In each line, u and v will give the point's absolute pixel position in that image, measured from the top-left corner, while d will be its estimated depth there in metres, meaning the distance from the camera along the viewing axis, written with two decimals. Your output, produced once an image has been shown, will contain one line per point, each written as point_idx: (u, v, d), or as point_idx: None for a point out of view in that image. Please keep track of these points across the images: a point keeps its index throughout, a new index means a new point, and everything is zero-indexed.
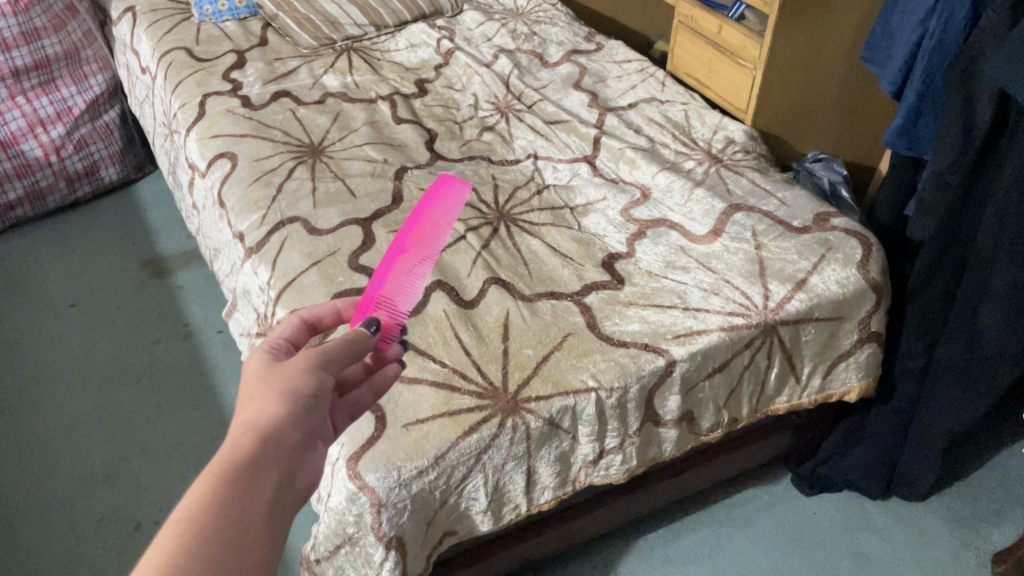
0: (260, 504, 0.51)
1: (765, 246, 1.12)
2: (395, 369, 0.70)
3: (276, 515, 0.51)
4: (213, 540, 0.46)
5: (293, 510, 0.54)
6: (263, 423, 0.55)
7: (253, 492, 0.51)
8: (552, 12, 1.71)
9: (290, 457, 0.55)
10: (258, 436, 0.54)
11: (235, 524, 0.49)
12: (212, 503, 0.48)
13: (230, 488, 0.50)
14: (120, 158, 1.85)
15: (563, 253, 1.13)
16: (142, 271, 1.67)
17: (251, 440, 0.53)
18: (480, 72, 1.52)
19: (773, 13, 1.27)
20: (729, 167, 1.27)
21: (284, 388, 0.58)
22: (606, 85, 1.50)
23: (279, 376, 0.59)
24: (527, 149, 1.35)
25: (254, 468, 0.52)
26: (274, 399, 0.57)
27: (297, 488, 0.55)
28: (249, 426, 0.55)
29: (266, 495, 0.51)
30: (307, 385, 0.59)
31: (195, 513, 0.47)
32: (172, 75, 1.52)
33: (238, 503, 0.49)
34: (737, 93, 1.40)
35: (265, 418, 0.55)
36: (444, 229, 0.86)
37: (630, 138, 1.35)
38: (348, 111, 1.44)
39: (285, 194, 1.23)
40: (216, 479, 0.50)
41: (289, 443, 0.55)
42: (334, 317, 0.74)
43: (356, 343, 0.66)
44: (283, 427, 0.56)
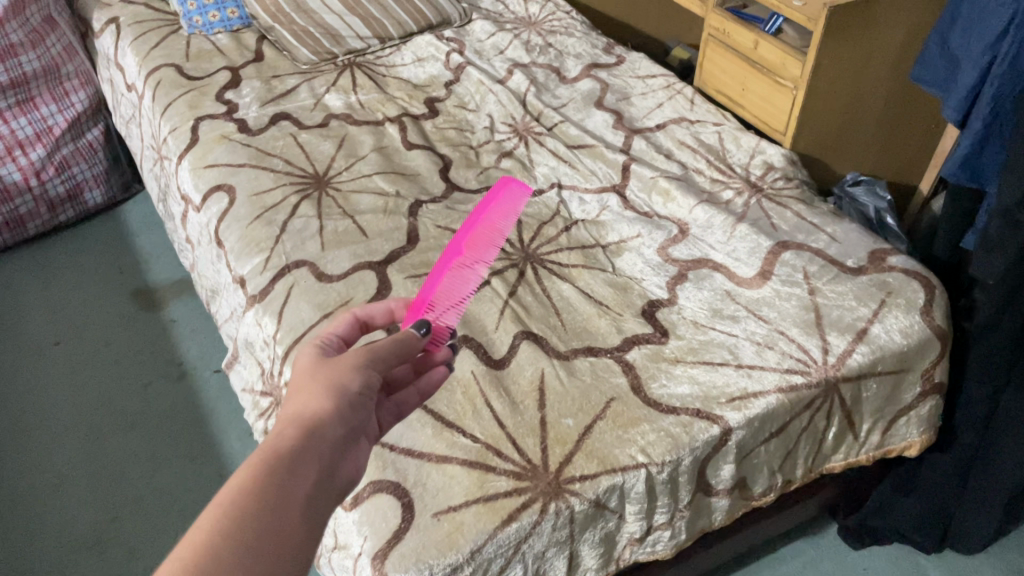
0: (300, 495, 0.52)
1: (820, 291, 1.02)
2: (442, 375, 0.71)
3: (315, 507, 0.52)
4: (251, 524, 0.47)
5: (331, 506, 0.55)
6: (307, 418, 0.57)
7: (293, 483, 0.52)
8: (568, 21, 1.61)
9: (332, 452, 0.56)
10: (302, 429, 0.55)
11: (274, 509, 0.50)
12: (251, 486, 0.50)
13: (270, 476, 0.51)
14: (105, 179, 1.74)
15: (598, 300, 1.02)
16: (133, 303, 1.57)
17: (295, 433, 0.55)
18: (494, 89, 1.41)
19: (818, 30, 1.17)
20: (771, 198, 1.18)
21: (329, 385, 0.59)
22: (630, 103, 1.39)
23: (326, 371, 0.61)
24: (550, 177, 1.25)
25: (296, 459, 0.53)
26: (321, 395, 0.58)
27: (336, 484, 0.55)
28: (294, 420, 0.56)
29: (307, 485, 0.52)
30: (353, 383, 0.61)
31: (236, 496, 0.49)
32: (161, 96, 1.41)
33: (276, 490, 0.50)
34: (774, 113, 1.29)
35: (310, 414, 0.57)
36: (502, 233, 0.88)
37: (661, 165, 1.25)
38: (355, 136, 1.33)
39: (289, 234, 1.12)
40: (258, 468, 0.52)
41: (332, 438, 0.56)
42: (386, 316, 0.76)
43: (404, 344, 0.67)
44: (326, 424, 0.57)
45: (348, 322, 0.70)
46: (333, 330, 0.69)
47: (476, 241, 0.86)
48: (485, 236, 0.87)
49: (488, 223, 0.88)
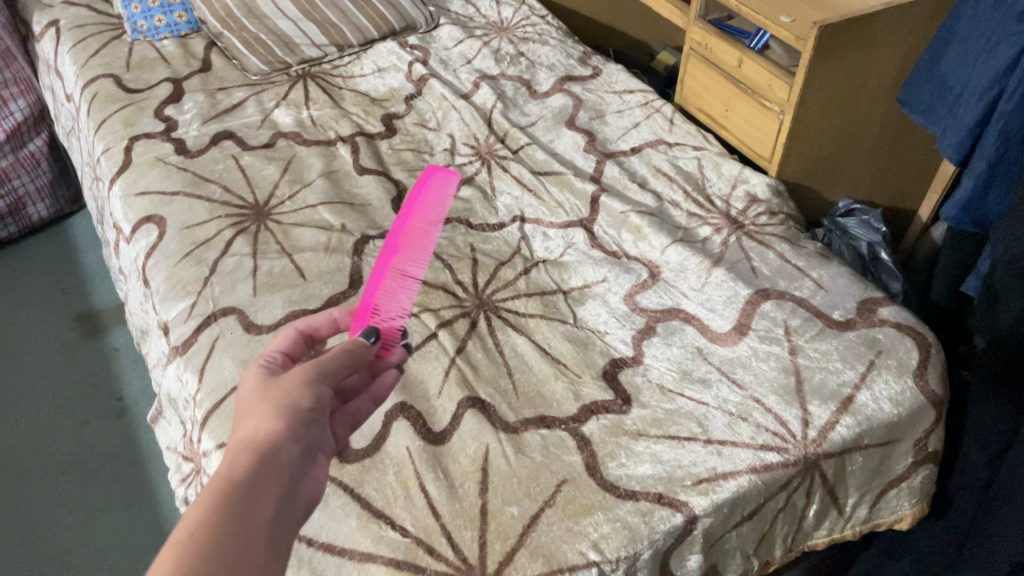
0: (262, 515, 0.53)
1: (801, 350, 0.92)
2: (392, 377, 0.76)
3: (278, 525, 0.54)
4: (219, 548, 0.49)
5: (295, 524, 0.57)
6: (260, 441, 0.58)
7: (256, 506, 0.54)
8: (542, 28, 1.49)
9: (290, 471, 0.58)
10: (256, 453, 0.57)
11: (241, 532, 0.51)
12: (212, 515, 0.51)
13: (230, 503, 0.52)
14: (50, 192, 1.63)
15: (555, 357, 0.92)
16: (73, 328, 1.46)
17: (250, 456, 0.56)
18: (457, 106, 1.30)
19: (807, 51, 1.06)
20: (752, 236, 1.07)
21: (280, 407, 0.61)
22: (604, 122, 1.28)
23: (275, 394, 0.62)
24: (512, 209, 1.14)
25: (254, 484, 0.55)
26: (272, 417, 0.60)
27: (297, 499, 0.57)
28: (247, 445, 0.58)
29: (266, 503, 0.54)
30: (304, 400, 0.63)
31: (198, 525, 0.50)
32: (96, 110, 1.30)
33: (238, 515, 0.52)
34: (759, 138, 1.19)
35: (262, 436, 0.58)
36: (435, 227, 0.89)
37: (634, 196, 1.14)
38: (303, 158, 1.22)
39: (219, 276, 1.02)
40: (217, 496, 0.52)
41: (287, 458, 0.58)
42: (331, 327, 0.77)
43: (353, 353, 0.71)
44: (280, 445, 0.58)
45: (291, 339, 0.71)
46: (277, 349, 0.70)
47: (411, 237, 0.87)
48: (419, 230, 0.88)
49: (418, 218, 0.89)
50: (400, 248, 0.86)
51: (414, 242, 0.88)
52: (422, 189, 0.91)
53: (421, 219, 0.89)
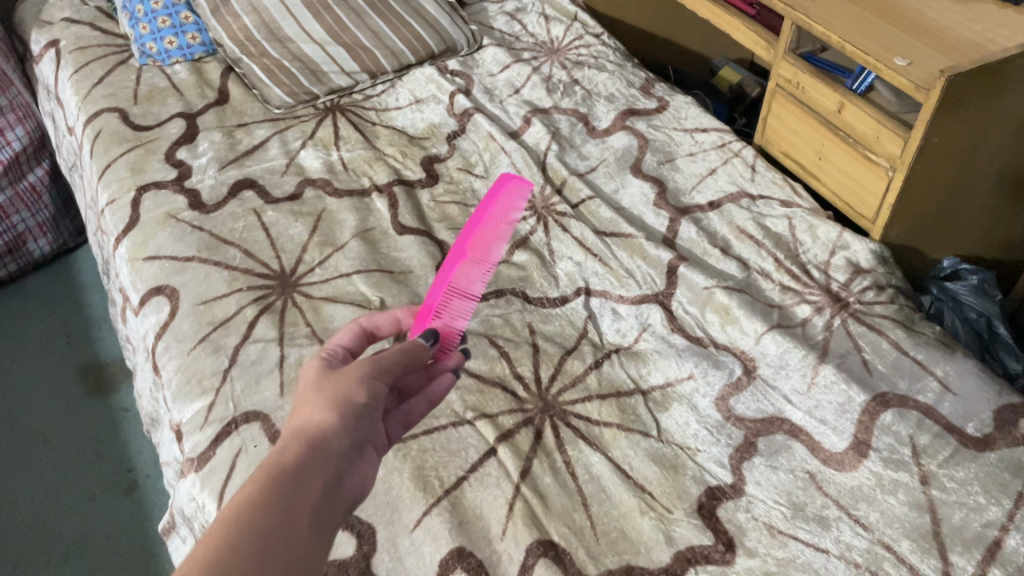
0: (303, 513, 0.51)
1: (935, 478, 0.76)
2: (448, 381, 0.70)
3: (316, 525, 0.51)
4: (248, 545, 0.47)
5: (341, 516, 0.54)
6: (310, 432, 0.55)
7: (299, 500, 0.51)
8: (597, 49, 1.33)
9: (337, 466, 0.55)
10: (304, 444, 0.55)
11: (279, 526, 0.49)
12: (250, 506, 0.49)
13: (272, 494, 0.50)
14: (53, 226, 1.49)
15: (639, 483, 0.77)
16: (79, 385, 1.33)
17: (297, 450, 0.54)
18: (507, 148, 1.15)
19: (929, 102, 0.89)
20: (860, 320, 0.92)
21: (332, 398, 0.58)
22: (675, 168, 1.12)
23: (329, 384, 0.59)
24: (575, 277, 0.99)
25: (299, 477, 0.52)
26: (324, 408, 0.57)
27: (342, 499, 0.54)
28: (296, 435, 0.55)
29: (306, 500, 0.52)
30: (359, 395, 0.59)
31: (235, 519, 0.48)
32: (100, 151, 1.15)
33: (278, 508, 0.50)
34: (861, 194, 1.02)
35: (312, 429, 0.56)
36: (502, 238, 0.85)
37: (716, 264, 0.99)
38: (334, 212, 1.07)
39: (241, 368, 0.87)
40: (260, 486, 0.51)
41: (335, 453, 0.55)
42: (393, 326, 0.73)
43: (412, 353, 0.66)
44: (331, 437, 0.56)
45: (354, 333, 0.67)
46: (338, 342, 0.67)
47: (477, 246, 0.83)
48: (486, 240, 0.84)
49: (488, 227, 0.85)
50: (466, 257, 0.82)
51: (480, 248, 0.84)
52: (493, 195, 0.86)
53: (491, 222, 0.85)
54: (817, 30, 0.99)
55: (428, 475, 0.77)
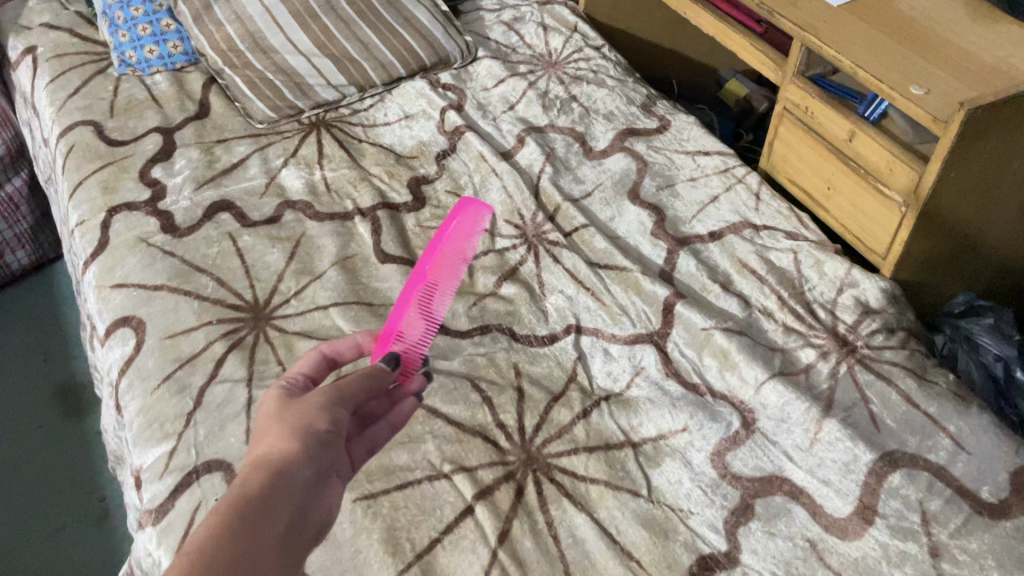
0: (270, 542, 0.48)
1: (946, 551, 0.71)
2: (412, 405, 0.68)
3: (282, 557, 0.49)
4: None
5: (307, 547, 0.52)
6: (273, 460, 0.53)
7: (266, 529, 0.49)
8: (597, 63, 1.27)
9: (301, 497, 0.53)
10: (268, 472, 0.52)
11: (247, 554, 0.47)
12: (216, 534, 0.46)
13: (238, 522, 0.48)
14: (32, 237, 1.44)
15: (625, 549, 0.72)
16: (53, 406, 1.28)
17: (262, 478, 0.52)
18: (498, 170, 1.09)
19: (947, 137, 0.82)
20: (868, 367, 0.86)
21: (296, 426, 0.56)
22: (675, 194, 1.07)
23: (290, 412, 0.57)
24: (565, 313, 0.94)
25: (265, 506, 0.50)
26: (287, 436, 0.55)
27: (305, 533, 0.52)
28: (260, 465, 0.53)
29: (273, 530, 0.49)
30: (322, 422, 0.57)
31: (201, 547, 0.45)
32: (72, 167, 1.10)
33: (245, 536, 0.47)
34: (872, 229, 0.96)
35: (278, 458, 0.53)
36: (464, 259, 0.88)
37: (716, 301, 0.93)
38: (313, 238, 1.02)
39: (206, 411, 0.82)
40: (226, 514, 0.48)
41: (300, 484, 0.53)
42: (355, 351, 0.71)
43: (374, 378, 0.65)
44: (295, 464, 0.54)
45: (314, 360, 0.66)
46: (298, 369, 0.65)
47: (441, 267, 0.85)
48: (449, 260, 0.86)
49: (449, 248, 0.88)
50: (431, 277, 0.84)
51: (443, 272, 0.86)
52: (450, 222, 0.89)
53: (451, 247, 0.88)
54: (828, 54, 0.93)
55: (398, 537, 0.72)
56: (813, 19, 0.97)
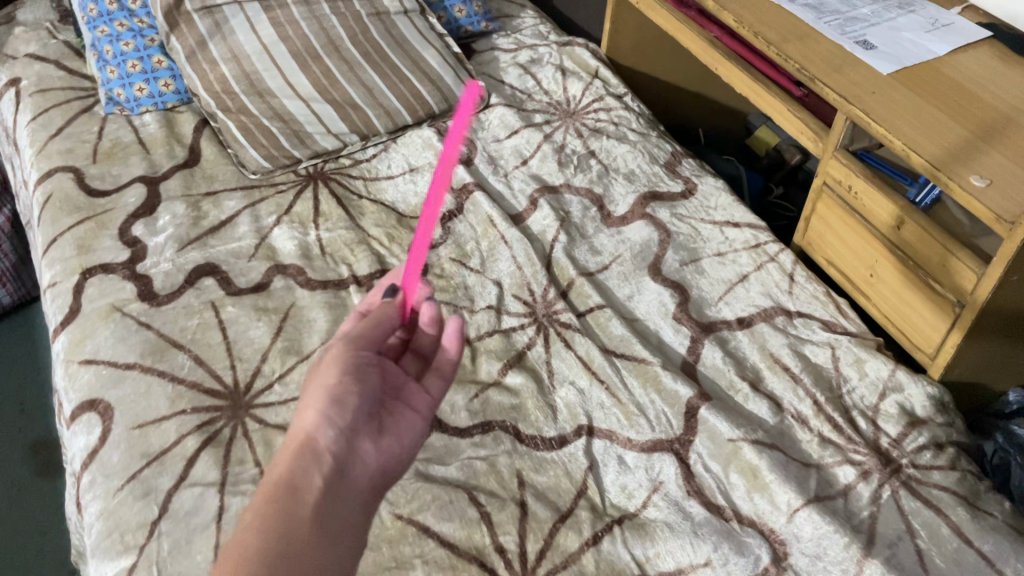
0: (305, 508, 0.51)
1: None
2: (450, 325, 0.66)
3: (333, 523, 0.52)
4: (249, 553, 0.47)
5: (354, 499, 0.54)
6: (299, 433, 0.56)
7: (302, 497, 0.52)
8: (619, 114, 1.18)
9: (335, 454, 0.55)
10: (296, 444, 0.55)
11: (280, 527, 0.49)
12: (250, 521, 0.50)
13: (270, 502, 0.51)
14: (14, 276, 1.36)
15: None
16: (26, 464, 1.19)
17: (291, 453, 0.54)
18: (508, 237, 1.01)
19: (1012, 239, 0.72)
20: (914, 492, 0.76)
21: (315, 392, 0.58)
22: (700, 270, 0.97)
23: (313, 381, 0.59)
24: (576, 410, 0.84)
25: (295, 475, 0.53)
26: (307, 408, 0.57)
27: (358, 490, 0.55)
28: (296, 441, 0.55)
29: (316, 500, 0.52)
30: (333, 375, 0.59)
31: (238, 532, 0.49)
32: (48, 219, 1.01)
33: (278, 512, 0.50)
34: (919, 325, 0.86)
35: (312, 433, 0.55)
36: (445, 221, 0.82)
37: (744, 403, 0.84)
38: (303, 309, 0.93)
39: (172, 521, 0.73)
40: (263, 498, 0.51)
41: (328, 442, 0.55)
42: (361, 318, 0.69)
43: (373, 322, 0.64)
44: (319, 429, 0.56)
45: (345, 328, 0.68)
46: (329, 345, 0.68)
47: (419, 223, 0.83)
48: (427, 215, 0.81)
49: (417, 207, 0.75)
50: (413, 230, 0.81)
51: None
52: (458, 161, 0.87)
53: None
54: (876, 130, 0.84)
55: None
56: (859, 89, 0.87)
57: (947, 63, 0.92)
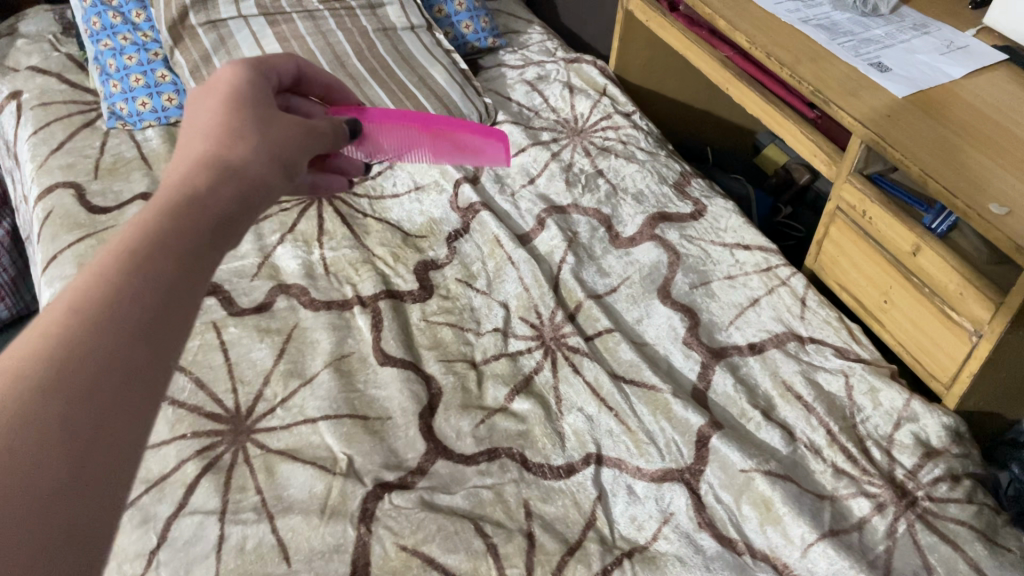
0: (205, 251, 0.45)
1: None
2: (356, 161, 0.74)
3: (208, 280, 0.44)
4: (140, 285, 0.40)
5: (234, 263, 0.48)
6: (229, 158, 0.50)
7: (203, 233, 0.45)
8: (627, 132, 1.17)
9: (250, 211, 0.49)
10: (220, 172, 0.49)
11: (178, 262, 0.42)
12: (147, 236, 0.42)
13: (171, 225, 0.44)
14: (12, 289, 1.34)
15: None
16: None
17: (210, 176, 0.48)
18: (515, 258, 1.00)
19: None
20: (931, 526, 0.74)
21: (266, 134, 0.52)
22: (710, 294, 0.96)
23: (253, 108, 0.54)
24: (585, 438, 0.83)
25: (209, 206, 0.46)
26: (255, 145, 0.51)
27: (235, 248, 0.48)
28: (202, 156, 0.49)
29: (212, 247, 0.45)
30: (283, 131, 0.54)
31: (130, 247, 0.42)
32: (47, 235, 1.00)
33: (175, 242, 0.43)
34: (934, 353, 0.85)
35: (226, 155, 0.50)
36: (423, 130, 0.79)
37: (756, 432, 0.82)
38: (307, 330, 0.92)
39: (171, 551, 0.71)
40: (161, 216, 0.44)
41: (253, 189, 0.50)
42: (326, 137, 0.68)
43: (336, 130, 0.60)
44: (253, 170, 0.50)
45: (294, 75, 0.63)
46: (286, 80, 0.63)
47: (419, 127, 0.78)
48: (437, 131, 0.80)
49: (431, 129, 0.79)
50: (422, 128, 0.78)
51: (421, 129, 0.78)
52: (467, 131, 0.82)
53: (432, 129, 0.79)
54: (891, 154, 0.83)
55: None
56: (875, 113, 0.86)
57: (963, 87, 0.90)
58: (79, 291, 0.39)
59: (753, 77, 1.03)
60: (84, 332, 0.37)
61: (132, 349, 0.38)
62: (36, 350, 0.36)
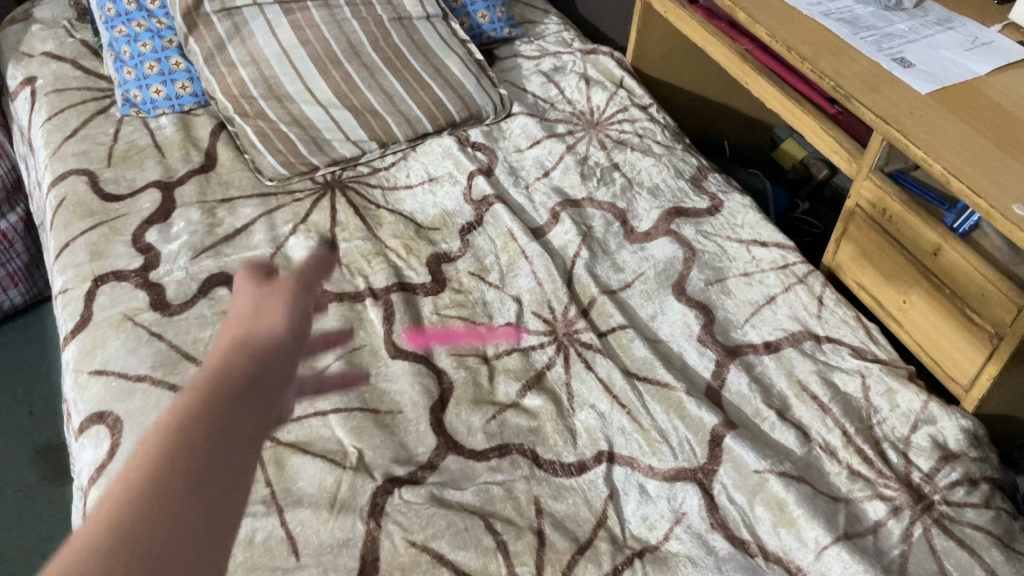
0: (251, 411, 0.43)
1: None
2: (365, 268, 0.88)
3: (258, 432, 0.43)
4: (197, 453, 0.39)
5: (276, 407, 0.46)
6: (253, 339, 0.49)
7: (249, 402, 0.43)
8: (643, 125, 1.16)
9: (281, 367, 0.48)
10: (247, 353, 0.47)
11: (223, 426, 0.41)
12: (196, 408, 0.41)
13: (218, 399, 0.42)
14: (25, 275, 1.34)
15: None
16: (34, 468, 1.18)
17: (242, 356, 0.46)
18: (529, 252, 0.99)
19: None
20: (947, 531, 0.73)
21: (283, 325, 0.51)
22: (726, 291, 0.95)
23: (267, 308, 0.53)
24: (596, 435, 0.82)
25: (251, 382, 0.45)
26: (275, 328, 0.50)
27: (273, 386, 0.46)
28: (226, 342, 0.48)
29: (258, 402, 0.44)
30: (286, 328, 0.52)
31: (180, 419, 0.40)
32: (60, 223, 1.00)
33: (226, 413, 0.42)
34: (953, 354, 0.83)
35: (249, 336, 0.49)
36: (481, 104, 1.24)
37: (770, 433, 0.81)
38: (318, 322, 0.91)
39: None
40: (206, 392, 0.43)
41: (282, 365, 0.48)
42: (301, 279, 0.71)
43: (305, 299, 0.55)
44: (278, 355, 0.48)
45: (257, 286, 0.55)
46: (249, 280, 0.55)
47: None
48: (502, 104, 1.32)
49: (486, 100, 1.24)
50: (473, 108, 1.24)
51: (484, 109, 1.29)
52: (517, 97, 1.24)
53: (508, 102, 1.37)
54: (913, 152, 0.81)
55: None
56: (897, 109, 0.84)
57: (988, 84, 0.89)
58: (138, 466, 0.37)
59: (771, 71, 1.02)
60: (144, 504, 0.36)
61: (196, 501, 0.37)
62: (98, 536, 0.34)
